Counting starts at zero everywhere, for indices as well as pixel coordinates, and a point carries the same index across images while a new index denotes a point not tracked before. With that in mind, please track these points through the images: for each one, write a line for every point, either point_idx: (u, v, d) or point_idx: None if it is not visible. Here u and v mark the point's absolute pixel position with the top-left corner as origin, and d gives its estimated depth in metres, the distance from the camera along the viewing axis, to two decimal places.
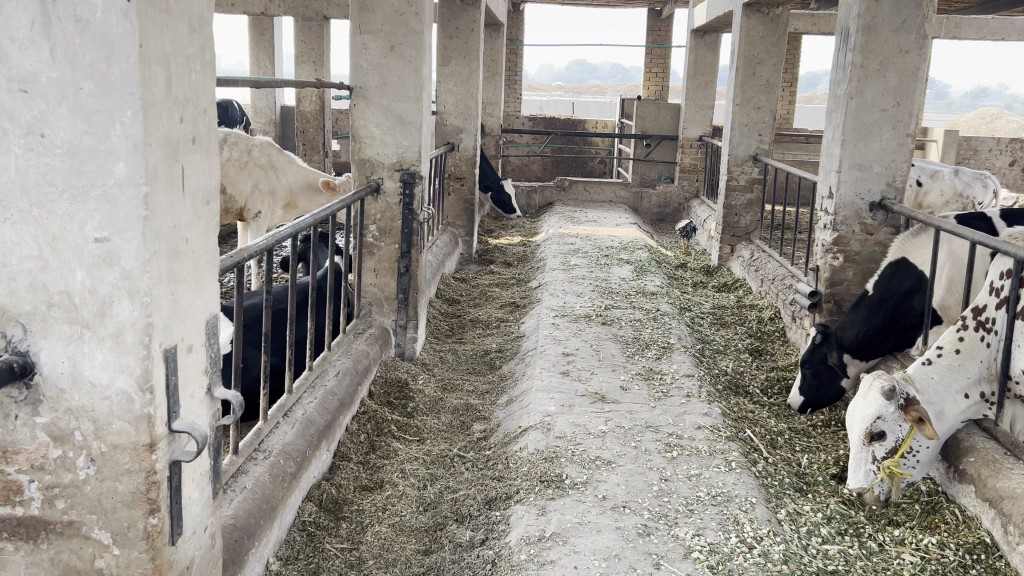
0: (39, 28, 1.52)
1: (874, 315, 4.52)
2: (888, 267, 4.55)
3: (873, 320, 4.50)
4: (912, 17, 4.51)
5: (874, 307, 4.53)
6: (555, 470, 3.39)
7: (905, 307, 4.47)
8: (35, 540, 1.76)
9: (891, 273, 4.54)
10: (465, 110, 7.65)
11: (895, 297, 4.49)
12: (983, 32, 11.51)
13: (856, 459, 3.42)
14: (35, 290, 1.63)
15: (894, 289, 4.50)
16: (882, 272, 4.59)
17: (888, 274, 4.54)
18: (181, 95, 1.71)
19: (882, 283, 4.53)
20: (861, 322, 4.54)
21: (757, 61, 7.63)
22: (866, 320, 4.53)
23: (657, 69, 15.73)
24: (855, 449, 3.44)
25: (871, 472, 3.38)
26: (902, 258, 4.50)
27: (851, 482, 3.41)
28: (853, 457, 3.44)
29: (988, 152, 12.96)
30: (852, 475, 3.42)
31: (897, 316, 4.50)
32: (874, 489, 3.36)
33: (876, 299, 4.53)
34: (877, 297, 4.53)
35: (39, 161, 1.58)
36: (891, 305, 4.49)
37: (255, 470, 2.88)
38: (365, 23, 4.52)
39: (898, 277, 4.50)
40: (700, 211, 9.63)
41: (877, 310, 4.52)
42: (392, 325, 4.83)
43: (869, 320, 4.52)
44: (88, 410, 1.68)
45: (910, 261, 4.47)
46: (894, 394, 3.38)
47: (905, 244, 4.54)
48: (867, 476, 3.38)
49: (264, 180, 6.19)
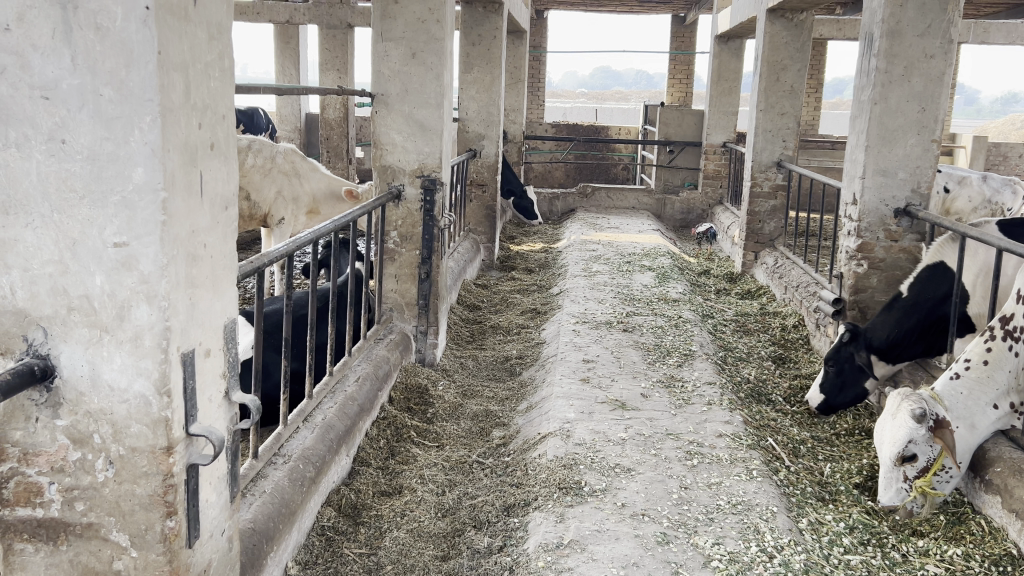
0: (60, 37, 1.54)
1: (907, 317, 4.43)
2: (924, 272, 4.48)
3: (906, 322, 4.41)
4: (936, 22, 4.45)
5: (907, 309, 4.45)
6: (574, 477, 3.38)
7: (940, 313, 4.39)
8: (55, 541, 1.78)
9: (928, 277, 4.47)
10: (487, 117, 7.67)
11: (931, 301, 4.41)
12: (1012, 37, 11.19)
13: (886, 479, 3.36)
14: (56, 294, 1.66)
15: (930, 292, 4.42)
16: (918, 276, 4.51)
17: (925, 278, 4.46)
18: (200, 102, 1.73)
19: (918, 287, 4.46)
20: (893, 323, 4.45)
21: (780, 66, 7.58)
22: (898, 322, 4.44)
23: (681, 75, 15.67)
24: (886, 469, 3.37)
25: (903, 491, 3.32)
26: (939, 262, 4.44)
27: (883, 500, 3.35)
28: (883, 476, 3.38)
29: (1017, 158, 12.77)
30: (883, 494, 3.36)
31: (931, 321, 4.42)
32: (907, 506, 3.31)
33: (912, 301, 4.45)
34: (912, 299, 4.46)
35: (60, 167, 1.60)
36: (925, 308, 4.41)
37: (275, 474, 2.90)
38: (386, 31, 4.56)
39: (934, 281, 4.43)
40: (724, 218, 9.58)
41: (910, 312, 4.43)
42: (412, 331, 4.85)
43: (901, 322, 4.42)
44: (106, 413, 1.70)
45: (946, 265, 4.42)
46: (924, 417, 3.32)
47: (942, 248, 4.47)
48: (898, 494, 3.32)
49: (288, 187, 6.23)
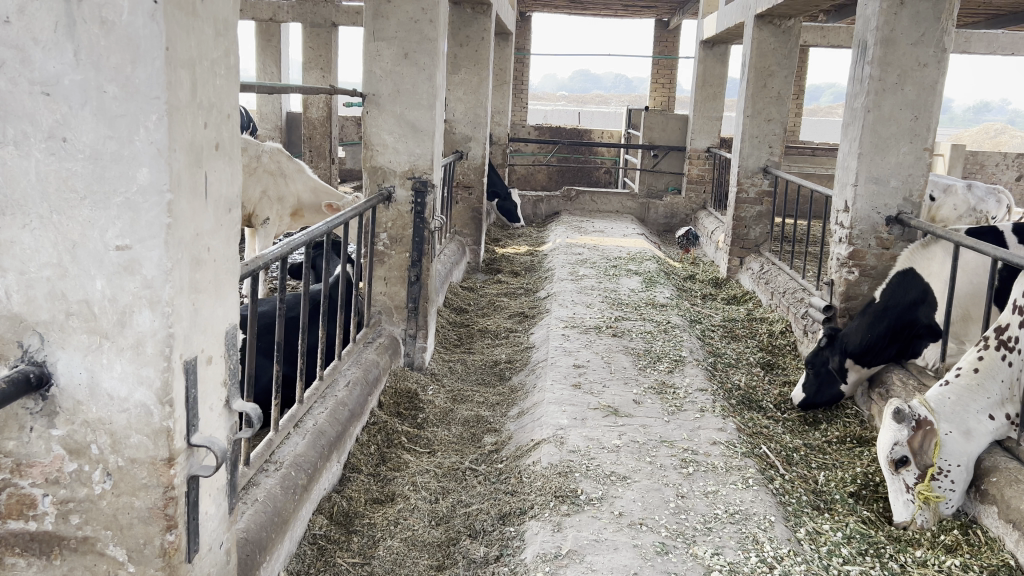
0: (62, 30, 1.48)
1: (878, 321, 4.52)
2: (895, 278, 4.53)
3: (876, 327, 4.50)
4: (930, 31, 4.45)
5: (879, 313, 4.53)
6: (569, 485, 3.33)
7: (910, 317, 4.46)
8: (48, 556, 1.71)
9: (897, 282, 4.53)
10: (474, 118, 7.59)
11: (901, 306, 4.48)
12: (992, 47, 11.27)
13: (894, 492, 3.39)
14: (53, 299, 1.59)
15: (900, 298, 4.49)
16: (889, 281, 4.58)
17: (895, 284, 4.53)
18: (205, 100, 1.66)
19: (888, 292, 4.54)
20: (865, 328, 4.54)
21: (767, 73, 7.58)
22: (870, 327, 4.53)
23: (663, 79, 15.73)
24: (890, 482, 3.41)
25: (910, 502, 3.32)
26: (909, 269, 4.48)
27: (894, 516, 3.35)
28: (891, 490, 3.41)
29: (993, 167, 12.91)
30: (895, 511, 3.36)
31: (901, 325, 4.49)
32: (917, 519, 3.29)
33: (883, 305, 4.54)
34: (882, 305, 4.55)
35: (61, 166, 1.54)
36: (895, 313, 4.50)
37: (266, 482, 2.83)
38: (378, 31, 4.49)
39: (903, 286, 4.49)
40: (708, 223, 9.59)
41: (881, 317, 4.52)
42: (401, 334, 4.79)
43: (871, 327, 4.52)
44: (105, 423, 1.63)
45: (916, 271, 4.46)
46: (902, 417, 3.38)
47: (913, 254, 4.50)
48: (907, 507, 3.32)
49: (273, 187, 6.12)
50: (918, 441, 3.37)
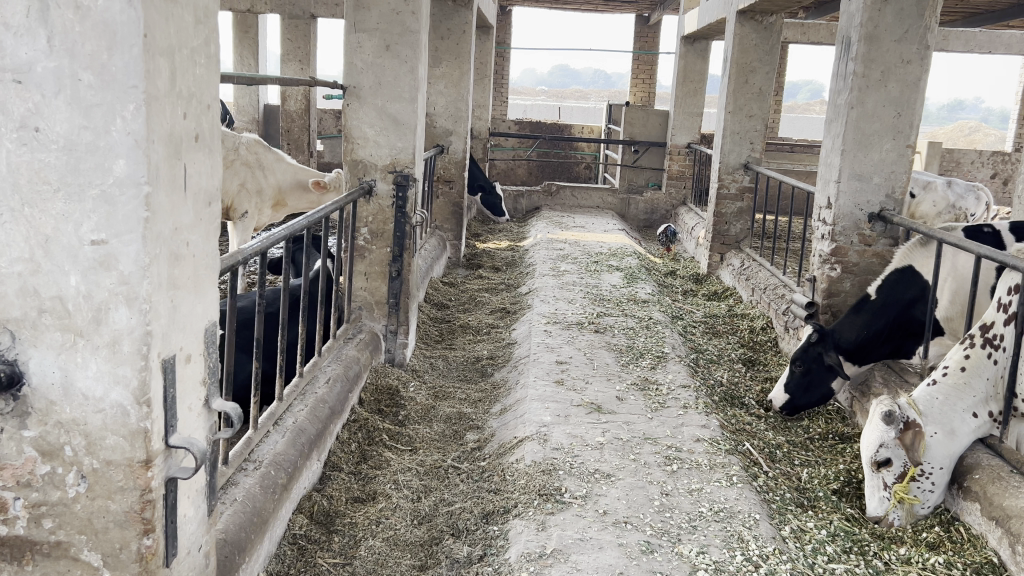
0: (36, 15, 1.42)
1: (876, 319, 4.41)
2: (892, 275, 4.46)
3: (875, 324, 4.38)
4: (914, 27, 4.46)
5: (876, 312, 4.41)
6: (553, 483, 3.30)
7: (908, 317, 4.38)
8: (20, 561, 1.65)
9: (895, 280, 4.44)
10: (455, 112, 7.51)
11: (900, 304, 4.39)
12: (970, 45, 11.35)
13: (870, 487, 3.42)
14: (25, 295, 1.53)
15: (899, 296, 4.40)
16: (886, 277, 4.49)
17: (893, 280, 4.44)
18: (185, 90, 1.61)
19: (887, 289, 4.43)
20: (861, 325, 4.42)
21: (749, 69, 7.57)
22: (867, 324, 4.41)
23: (643, 75, 15.73)
24: (869, 477, 3.44)
25: (884, 499, 3.36)
26: (907, 266, 4.41)
27: (866, 510, 3.39)
28: (868, 485, 3.44)
29: (970, 164, 13.05)
30: (868, 504, 3.40)
31: (899, 323, 4.41)
32: (890, 516, 3.33)
33: (882, 302, 4.42)
34: (881, 301, 4.43)
35: (33, 157, 1.48)
36: (893, 311, 4.39)
37: (245, 482, 2.76)
38: (359, 22, 4.41)
39: (902, 284, 4.40)
40: (688, 218, 9.59)
41: (879, 315, 4.41)
42: (382, 330, 4.72)
43: (869, 325, 4.40)
44: (79, 424, 1.58)
45: (914, 269, 4.39)
46: (892, 419, 3.35)
47: (911, 252, 4.43)
48: (881, 503, 3.36)
49: (251, 179, 6.01)
50: (909, 438, 3.37)
